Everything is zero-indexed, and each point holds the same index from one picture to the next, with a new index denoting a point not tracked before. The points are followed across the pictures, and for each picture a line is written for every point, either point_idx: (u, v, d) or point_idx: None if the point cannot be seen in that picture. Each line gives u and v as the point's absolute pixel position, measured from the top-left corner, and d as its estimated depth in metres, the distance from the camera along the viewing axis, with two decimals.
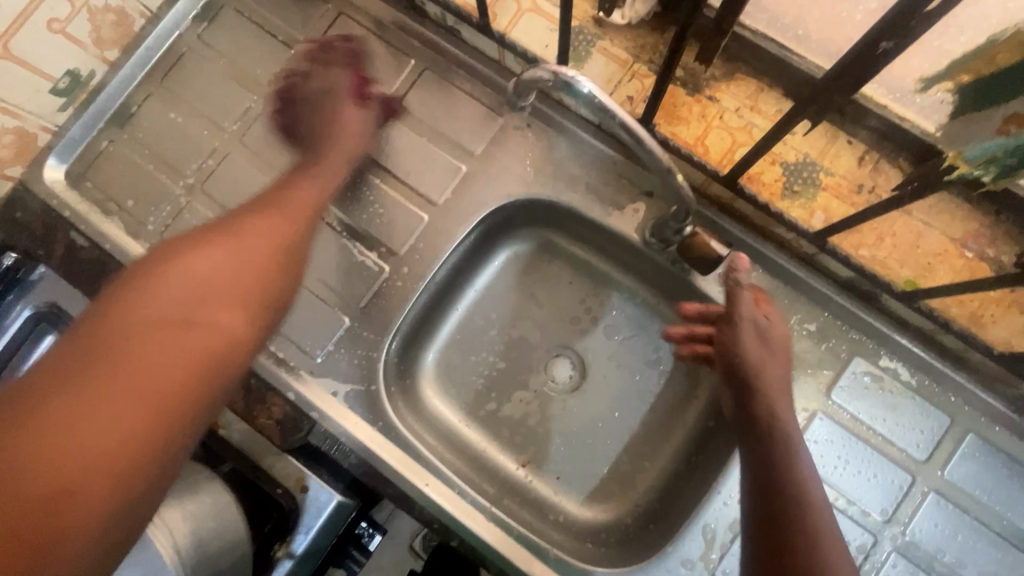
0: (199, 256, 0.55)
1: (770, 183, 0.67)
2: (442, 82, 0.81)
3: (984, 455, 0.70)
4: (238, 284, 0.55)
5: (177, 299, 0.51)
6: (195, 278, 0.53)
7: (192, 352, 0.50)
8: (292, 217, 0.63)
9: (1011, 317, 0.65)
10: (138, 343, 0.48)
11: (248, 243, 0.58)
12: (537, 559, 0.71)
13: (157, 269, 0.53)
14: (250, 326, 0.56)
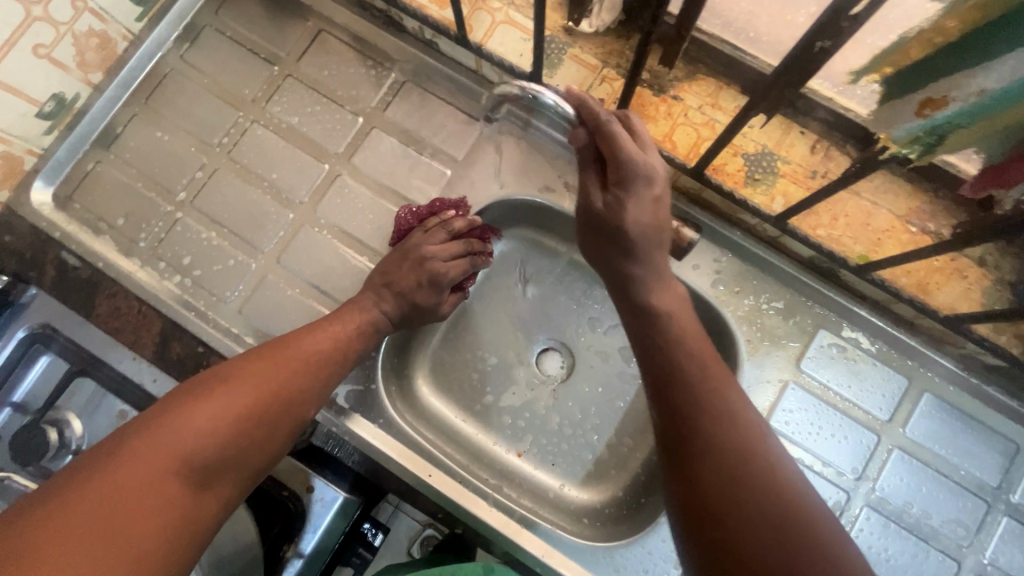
0: (225, 401, 0.57)
1: (733, 172, 0.73)
2: (423, 93, 0.85)
3: (939, 412, 0.77)
4: (252, 430, 0.58)
5: (194, 450, 0.54)
6: (215, 427, 0.56)
7: (189, 504, 0.52)
8: (309, 365, 0.64)
9: (954, 284, 0.70)
10: (110, 506, 0.48)
11: (267, 392, 0.60)
12: (541, 541, 0.74)
13: (183, 411, 0.55)
14: (249, 478, 0.58)
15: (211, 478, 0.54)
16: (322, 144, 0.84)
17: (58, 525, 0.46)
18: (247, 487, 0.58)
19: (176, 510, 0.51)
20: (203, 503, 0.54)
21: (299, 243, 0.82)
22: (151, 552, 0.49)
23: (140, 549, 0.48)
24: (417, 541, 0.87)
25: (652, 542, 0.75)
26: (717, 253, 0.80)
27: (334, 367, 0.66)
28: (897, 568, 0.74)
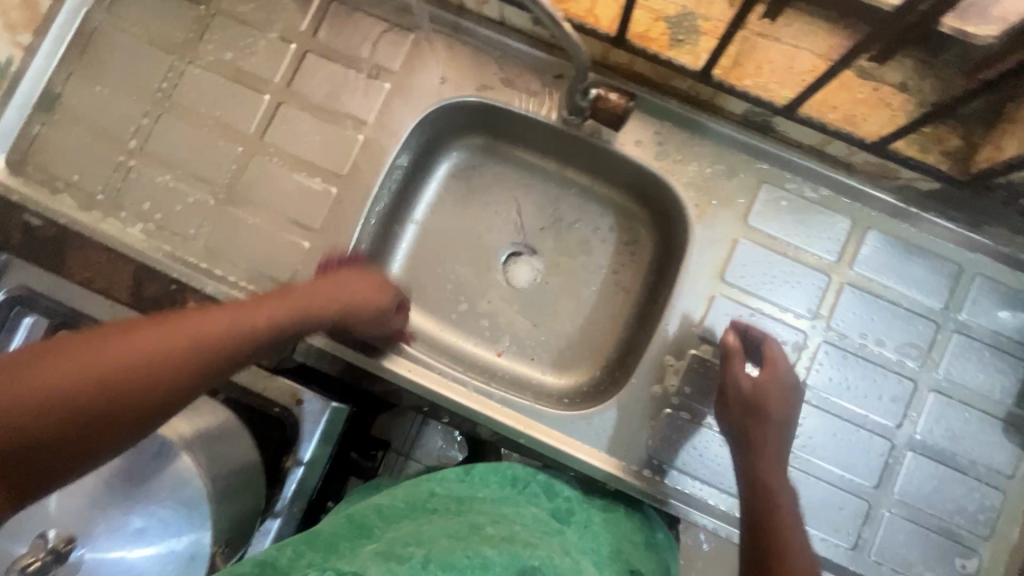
0: (234, 328, 0.56)
1: (657, 37, 0.74)
2: (351, 11, 0.85)
3: (885, 245, 0.80)
4: (179, 371, 0.51)
5: (110, 381, 0.47)
6: (143, 358, 0.49)
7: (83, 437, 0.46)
8: (268, 311, 0.60)
9: (881, 113, 0.72)
10: (80, 389, 0.46)
11: (214, 334, 0.54)
12: (521, 417, 0.80)
13: (113, 335, 0.49)
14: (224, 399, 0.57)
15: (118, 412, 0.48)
16: (259, 75, 0.85)
17: (24, 395, 0.44)
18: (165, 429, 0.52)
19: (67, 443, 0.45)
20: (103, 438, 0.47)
21: (254, 175, 0.84)
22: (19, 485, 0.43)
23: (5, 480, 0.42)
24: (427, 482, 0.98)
25: (625, 405, 0.80)
26: (656, 125, 0.82)
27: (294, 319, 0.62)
28: (858, 395, 0.79)
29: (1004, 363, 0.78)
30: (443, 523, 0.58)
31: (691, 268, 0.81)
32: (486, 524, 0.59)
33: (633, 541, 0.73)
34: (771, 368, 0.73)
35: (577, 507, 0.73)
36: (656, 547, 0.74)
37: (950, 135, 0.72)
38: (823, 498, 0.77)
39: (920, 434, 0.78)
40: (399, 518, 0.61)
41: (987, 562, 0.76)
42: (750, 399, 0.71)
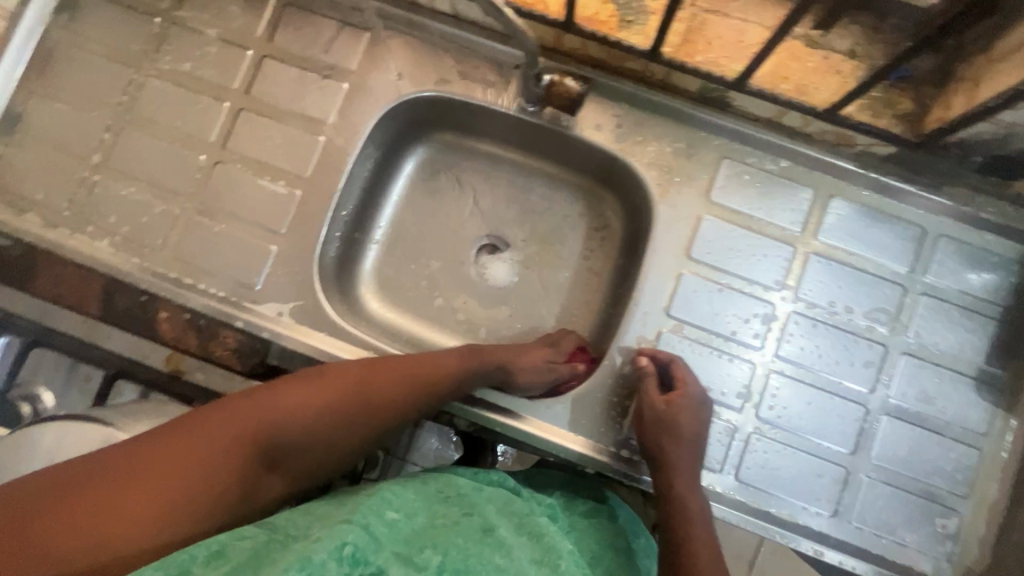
0: (337, 397, 0.62)
1: (606, 19, 0.73)
2: (305, 14, 0.86)
3: (848, 212, 0.80)
4: (322, 428, 0.60)
5: (270, 431, 0.57)
6: (298, 415, 0.59)
7: (232, 480, 0.54)
8: (397, 377, 0.67)
9: (831, 81, 0.73)
10: (218, 458, 0.54)
11: (350, 396, 0.63)
12: (497, 405, 0.80)
13: (282, 391, 0.60)
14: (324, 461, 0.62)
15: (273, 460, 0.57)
16: (218, 83, 0.86)
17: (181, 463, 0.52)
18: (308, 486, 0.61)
19: (230, 482, 0.53)
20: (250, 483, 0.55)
21: (218, 182, 0.84)
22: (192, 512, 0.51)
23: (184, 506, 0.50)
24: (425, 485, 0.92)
25: (598, 387, 0.80)
26: (615, 107, 0.82)
27: (421, 387, 0.68)
28: (831, 363, 0.79)
29: (972, 321, 0.79)
30: (450, 525, 0.55)
31: (658, 247, 0.81)
32: (499, 525, 0.57)
33: (613, 548, 0.71)
34: (681, 387, 0.75)
35: (559, 515, 0.71)
36: (632, 553, 0.71)
37: (902, 98, 0.72)
38: (800, 467, 0.78)
39: (894, 397, 0.78)
40: (409, 498, 0.59)
41: (967, 519, 0.76)
42: (660, 420, 0.74)
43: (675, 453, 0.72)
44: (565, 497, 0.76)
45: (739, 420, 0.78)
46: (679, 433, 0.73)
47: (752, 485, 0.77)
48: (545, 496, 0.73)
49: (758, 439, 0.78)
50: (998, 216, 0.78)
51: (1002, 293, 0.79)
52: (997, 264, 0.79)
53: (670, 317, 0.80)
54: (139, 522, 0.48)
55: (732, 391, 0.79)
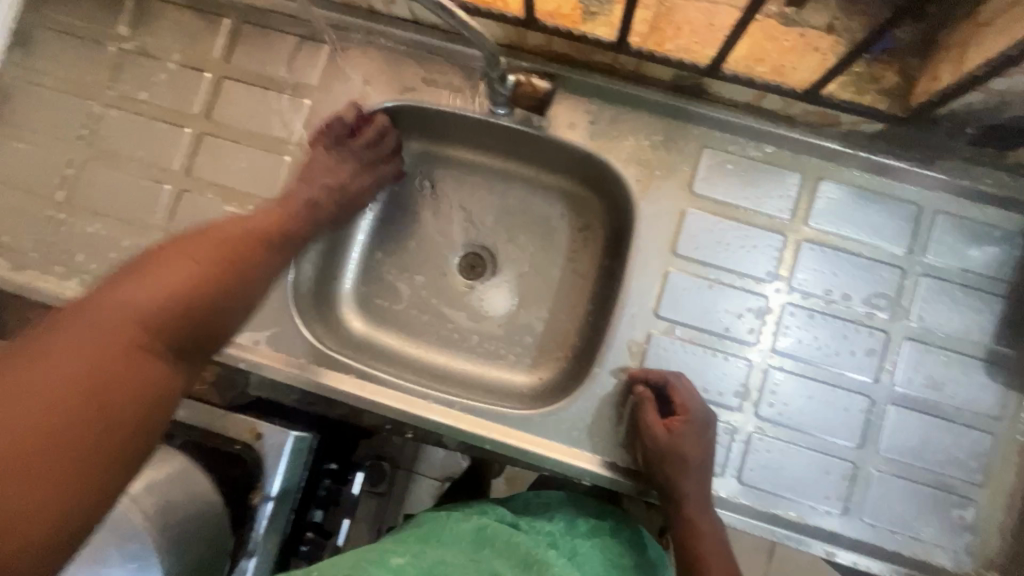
0: (181, 272, 0.55)
1: (568, 13, 0.70)
2: (262, 31, 0.83)
3: (839, 194, 0.77)
4: (190, 308, 0.54)
5: (142, 324, 0.51)
6: (161, 301, 0.53)
7: (146, 377, 0.50)
8: (222, 242, 0.61)
9: (811, 59, 0.69)
10: (78, 354, 0.47)
11: (206, 274, 0.57)
12: (485, 420, 0.77)
13: (118, 288, 0.52)
14: (212, 337, 0.57)
15: (170, 348, 0.52)
16: (177, 109, 0.83)
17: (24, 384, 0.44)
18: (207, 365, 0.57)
19: (143, 380, 0.49)
20: (161, 376, 0.51)
21: (185, 210, 0.82)
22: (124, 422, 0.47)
23: (114, 421, 0.47)
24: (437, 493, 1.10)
25: (590, 395, 0.77)
26: (587, 103, 0.79)
27: (242, 250, 0.62)
28: (832, 354, 0.76)
29: (977, 300, 0.75)
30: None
31: (642, 245, 0.78)
32: None
33: (620, 566, 0.72)
34: (682, 413, 0.72)
35: (560, 541, 0.71)
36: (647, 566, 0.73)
37: (886, 72, 0.68)
38: (806, 464, 0.74)
39: (900, 385, 0.74)
40: None
41: (984, 508, 0.72)
42: (665, 453, 0.70)
43: (683, 483, 0.70)
44: (567, 519, 0.74)
45: (739, 421, 0.75)
46: (686, 462, 0.70)
47: (757, 487, 0.74)
48: (544, 523, 0.73)
49: (760, 438, 0.75)
50: (997, 187, 0.74)
51: (1006, 267, 0.75)
52: (999, 237, 0.75)
53: (659, 318, 0.77)
54: (78, 447, 0.44)
55: (729, 391, 0.76)
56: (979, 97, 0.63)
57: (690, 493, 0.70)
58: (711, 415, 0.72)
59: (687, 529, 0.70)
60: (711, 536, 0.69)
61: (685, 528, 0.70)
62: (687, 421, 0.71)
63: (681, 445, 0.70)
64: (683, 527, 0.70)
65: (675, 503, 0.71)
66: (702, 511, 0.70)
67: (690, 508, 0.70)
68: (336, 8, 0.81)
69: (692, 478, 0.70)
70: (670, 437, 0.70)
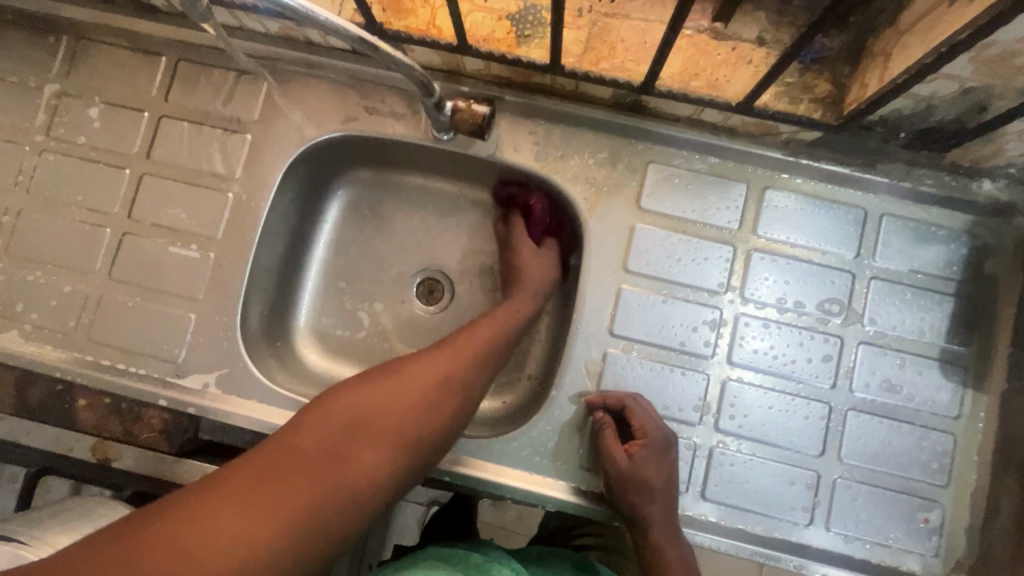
0: (397, 383, 0.62)
1: (503, 37, 0.71)
2: (201, 68, 0.82)
3: (785, 202, 0.77)
4: (400, 415, 0.60)
5: (353, 429, 0.57)
6: (391, 403, 0.60)
7: (350, 468, 0.55)
8: (455, 354, 0.66)
9: (743, 71, 0.69)
10: (299, 451, 0.54)
11: (428, 384, 0.62)
12: (444, 451, 0.75)
13: (348, 393, 0.60)
14: (408, 449, 0.60)
15: (372, 444, 0.57)
16: (117, 150, 0.82)
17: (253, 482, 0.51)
18: (406, 476, 0.60)
19: (340, 479, 0.54)
20: (359, 473, 0.55)
21: (127, 253, 0.80)
22: (326, 512, 0.52)
23: (320, 507, 0.52)
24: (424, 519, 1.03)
25: (549, 419, 0.76)
26: (531, 124, 0.79)
27: (455, 383, 0.64)
28: (789, 363, 0.75)
29: (927, 300, 0.75)
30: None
31: (593, 264, 0.77)
32: None
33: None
34: (641, 436, 0.70)
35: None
36: None
37: (818, 81, 0.69)
38: (771, 476, 0.73)
39: (858, 390, 0.74)
40: None
41: (949, 510, 0.72)
42: (625, 478, 0.69)
43: (647, 508, 0.69)
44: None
45: (700, 436, 0.74)
46: (648, 487, 0.69)
47: (723, 503, 0.73)
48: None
49: (723, 452, 0.74)
50: (938, 187, 0.75)
51: (953, 266, 0.75)
52: (945, 236, 0.75)
53: (615, 337, 0.76)
54: (281, 524, 0.49)
55: (689, 406, 0.75)
56: (905, 103, 0.64)
57: (653, 518, 0.69)
58: (671, 435, 0.71)
59: (655, 555, 0.69)
60: (679, 560, 0.68)
61: (653, 554, 0.69)
62: (646, 446, 0.70)
63: (642, 471, 0.69)
64: (650, 552, 0.69)
65: (640, 528, 0.70)
66: (669, 536, 0.69)
67: (655, 533, 0.69)
68: (273, 41, 0.81)
69: (655, 503, 0.69)
70: (629, 463, 0.69)
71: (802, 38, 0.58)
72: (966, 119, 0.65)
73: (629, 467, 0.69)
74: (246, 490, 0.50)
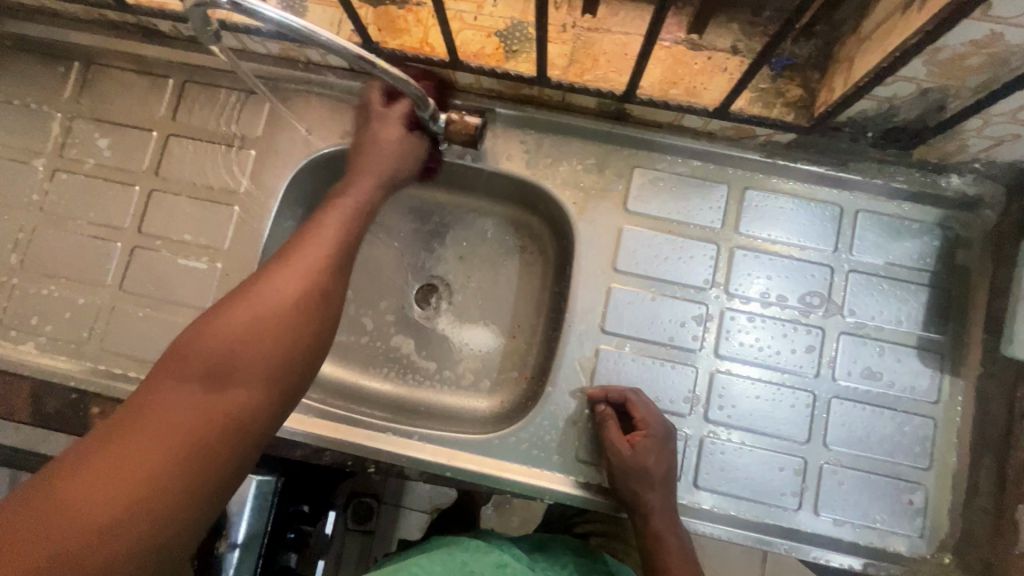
0: (252, 313, 0.49)
1: (492, 53, 0.76)
2: (206, 88, 0.86)
3: (764, 201, 0.81)
4: (262, 340, 0.49)
5: (212, 361, 0.47)
6: (254, 329, 0.49)
7: (218, 402, 0.46)
8: (313, 273, 0.54)
9: (719, 79, 0.73)
10: (152, 410, 0.44)
11: (285, 303, 0.51)
12: (445, 448, 0.78)
13: (198, 331, 0.48)
14: (290, 374, 0.50)
15: (231, 377, 0.47)
16: (127, 167, 0.86)
17: (94, 461, 0.41)
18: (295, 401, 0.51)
19: (217, 423, 0.45)
20: (227, 404, 0.46)
21: (137, 265, 0.83)
22: (204, 447, 0.44)
23: (193, 451, 0.43)
24: (421, 527, 1.06)
25: (546, 414, 0.79)
26: (520, 134, 0.83)
27: (320, 299, 0.53)
28: (774, 354, 0.78)
29: (903, 291, 0.78)
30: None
31: (583, 264, 0.81)
32: None
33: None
34: (643, 427, 0.73)
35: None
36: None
37: (790, 86, 0.73)
38: (760, 464, 0.76)
39: (841, 379, 0.77)
40: None
41: (932, 492, 0.75)
42: (627, 467, 0.72)
43: (648, 496, 0.72)
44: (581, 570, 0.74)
45: (691, 426, 0.77)
46: (650, 476, 0.72)
47: (715, 491, 0.76)
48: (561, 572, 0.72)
49: (714, 441, 0.77)
50: (909, 183, 0.78)
51: (927, 258, 0.79)
52: (918, 230, 0.79)
53: (606, 333, 0.80)
54: (142, 495, 0.41)
55: (679, 398, 0.78)
56: (870, 105, 0.68)
57: (654, 507, 0.72)
58: (670, 427, 0.74)
59: (655, 542, 0.71)
60: (678, 546, 0.70)
61: (652, 541, 0.71)
62: (648, 435, 0.73)
63: (645, 461, 0.72)
64: (650, 539, 0.71)
65: (640, 516, 0.72)
66: (668, 524, 0.71)
67: (656, 521, 0.71)
68: (275, 62, 0.85)
69: (656, 492, 0.72)
70: (631, 453, 0.72)
71: (761, 54, 0.62)
72: (929, 118, 0.69)
73: (632, 457, 0.72)
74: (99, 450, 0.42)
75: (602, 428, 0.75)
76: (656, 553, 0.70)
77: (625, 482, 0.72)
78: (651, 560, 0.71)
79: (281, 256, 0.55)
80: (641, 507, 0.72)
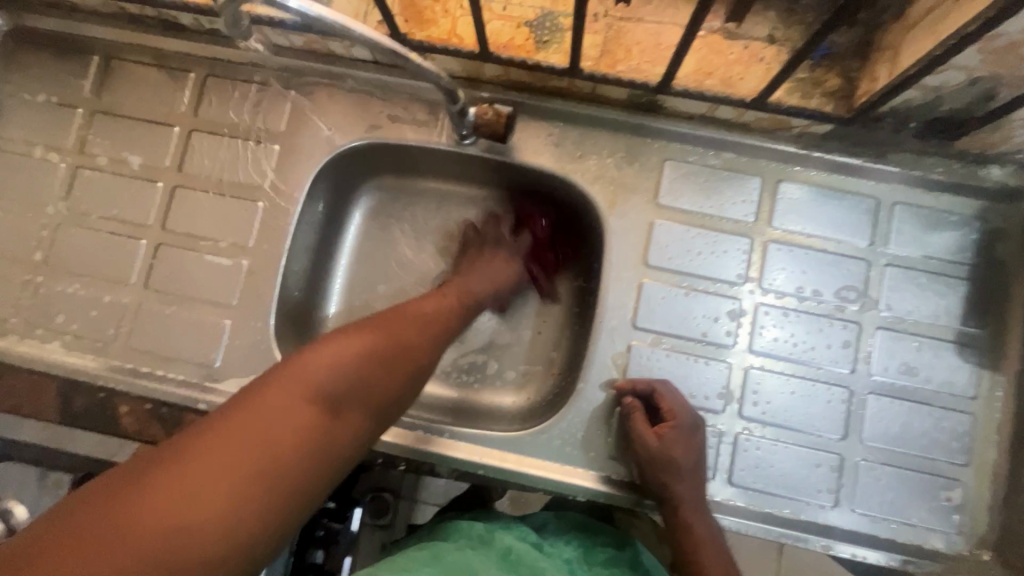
0: (370, 353, 0.58)
1: (522, 43, 0.74)
2: (227, 82, 0.85)
3: (799, 193, 0.79)
4: (374, 381, 0.57)
5: (331, 388, 0.54)
6: (360, 372, 0.56)
7: (331, 428, 0.53)
8: (416, 333, 0.64)
9: (756, 69, 0.71)
10: (278, 417, 0.50)
11: (397, 352, 0.60)
12: (477, 447, 0.78)
13: (323, 355, 0.55)
14: (383, 417, 0.58)
15: (339, 408, 0.54)
16: (149, 164, 0.85)
17: (217, 449, 0.47)
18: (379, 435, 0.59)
19: (323, 444, 0.52)
20: (336, 432, 0.53)
21: (162, 263, 0.83)
22: (311, 466, 0.51)
23: (303, 463, 0.50)
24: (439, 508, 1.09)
25: (577, 411, 0.78)
26: (548, 127, 0.81)
27: (420, 360, 0.63)
28: (808, 350, 0.77)
29: (940, 285, 0.77)
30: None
31: (614, 259, 0.80)
32: None
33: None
34: (670, 420, 0.73)
35: (579, 569, 0.72)
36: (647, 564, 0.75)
37: (828, 76, 0.72)
38: (796, 461, 0.75)
39: (877, 374, 0.76)
40: None
41: (971, 489, 0.74)
42: (655, 461, 0.71)
43: (675, 489, 0.71)
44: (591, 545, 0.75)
45: (724, 423, 0.76)
46: (677, 468, 0.71)
47: (749, 488, 0.75)
48: (565, 547, 0.74)
49: (748, 438, 0.76)
50: (948, 175, 0.77)
51: (966, 251, 0.77)
52: (957, 223, 0.78)
53: (637, 329, 0.78)
54: (257, 492, 0.47)
55: (713, 394, 0.77)
56: (916, 94, 0.66)
57: (681, 500, 0.71)
58: (698, 420, 0.74)
59: (685, 536, 0.70)
60: (709, 540, 0.70)
61: (682, 535, 0.70)
62: (674, 428, 0.72)
63: (670, 454, 0.71)
64: (680, 534, 0.70)
65: (669, 510, 0.72)
66: (698, 517, 0.71)
67: (684, 515, 0.71)
68: (298, 55, 0.84)
69: (683, 485, 0.71)
70: (658, 446, 0.71)
71: (811, 40, 0.61)
72: (975, 107, 0.67)
73: (659, 450, 0.71)
74: (212, 457, 0.46)
75: (627, 421, 0.75)
76: (686, 547, 0.70)
77: (652, 476, 0.72)
78: (681, 553, 0.70)
79: (398, 306, 0.65)
80: (670, 500, 0.71)
